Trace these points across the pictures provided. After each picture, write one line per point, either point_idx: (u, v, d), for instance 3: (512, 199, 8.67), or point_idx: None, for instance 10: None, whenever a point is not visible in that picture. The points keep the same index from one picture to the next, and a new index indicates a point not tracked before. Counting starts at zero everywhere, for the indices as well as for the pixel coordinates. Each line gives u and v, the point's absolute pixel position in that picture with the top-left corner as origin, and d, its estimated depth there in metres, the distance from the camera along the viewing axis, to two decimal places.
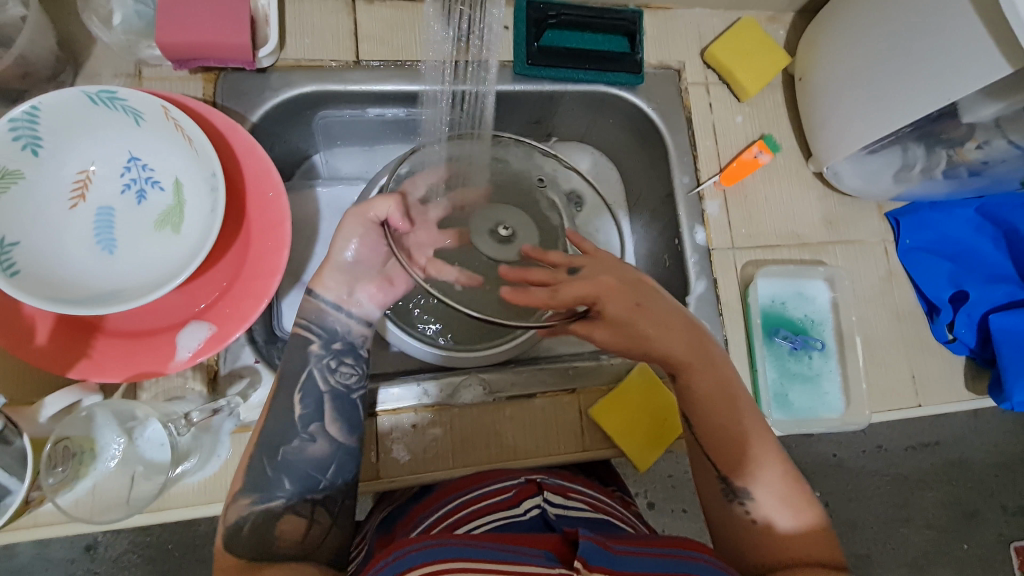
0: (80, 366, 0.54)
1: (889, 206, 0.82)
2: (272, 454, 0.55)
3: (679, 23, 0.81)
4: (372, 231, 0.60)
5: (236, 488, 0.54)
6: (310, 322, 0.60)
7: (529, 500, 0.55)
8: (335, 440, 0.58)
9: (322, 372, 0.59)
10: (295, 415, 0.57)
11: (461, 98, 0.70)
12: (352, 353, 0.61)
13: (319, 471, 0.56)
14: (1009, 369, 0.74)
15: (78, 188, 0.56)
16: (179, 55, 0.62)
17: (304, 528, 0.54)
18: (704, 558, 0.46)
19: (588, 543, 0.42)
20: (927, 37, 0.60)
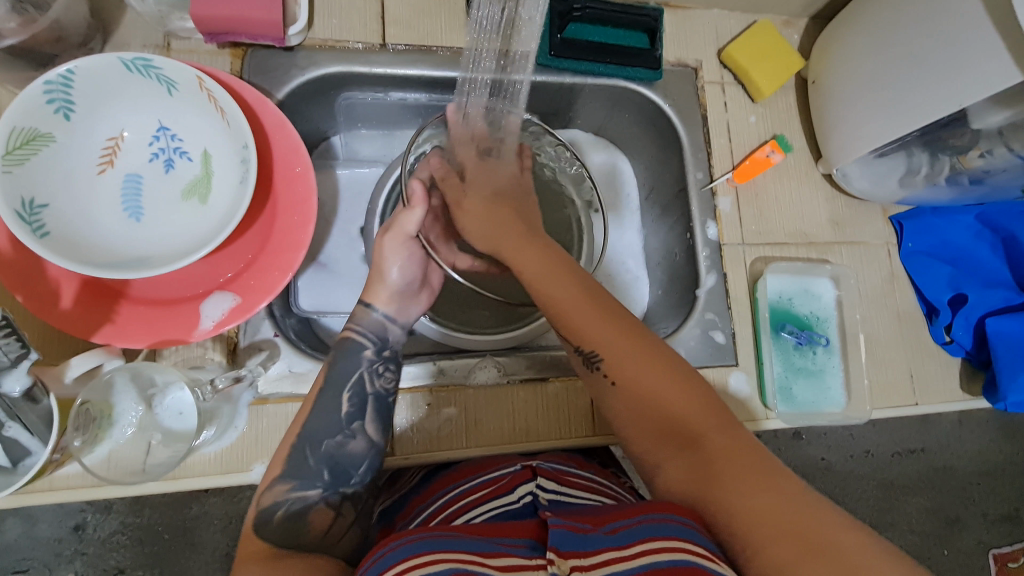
0: (104, 331, 0.54)
1: (893, 210, 0.85)
2: (315, 446, 0.56)
3: (697, 22, 0.82)
4: (411, 243, 0.63)
5: (275, 473, 0.54)
6: (362, 328, 0.62)
7: (523, 486, 0.54)
8: (374, 442, 0.59)
9: (370, 376, 0.60)
10: (342, 412, 0.58)
11: (500, 86, 0.70)
12: (395, 360, 0.63)
13: (352, 466, 0.57)
14: (1005, 370, 0.77)
15: (107, 154, 0.56)
16: (210, 28, 0.62)
17: (331, 520, 0.54)
18: (679, 518, 0.46)
19: (559, 531, 0.42)
20: (942, 45, 0.62)
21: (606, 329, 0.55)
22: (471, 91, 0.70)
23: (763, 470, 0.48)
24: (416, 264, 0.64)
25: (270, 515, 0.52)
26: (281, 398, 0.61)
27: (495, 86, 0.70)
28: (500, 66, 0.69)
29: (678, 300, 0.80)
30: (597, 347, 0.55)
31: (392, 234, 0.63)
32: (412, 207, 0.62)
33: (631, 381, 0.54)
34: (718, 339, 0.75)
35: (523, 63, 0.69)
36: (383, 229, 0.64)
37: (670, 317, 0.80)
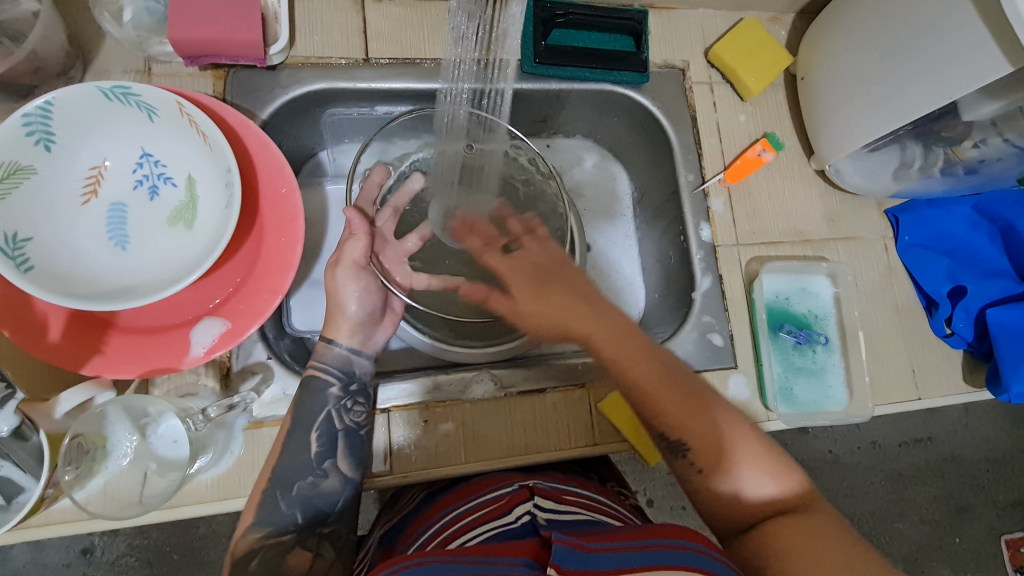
0: (94, 362, 0.54)
1: (888, 204, 0.84)
2: (286, 489, 0.56)
3: (683, 22, 0.82)
4: (365, 271, 0.62)
5: (248, 522, 0.54)
6: (327, 364, 0.60)
7: (520, 507, 0.53)
8: (349, 478, 0.58)
9: (339, 412, 0.59)
10: (312, 453, 0.57)
11: (481, 94, 0.72)
12: (363, 392, 0.62)
13: (328, 505, 0.57)
14: (1007, 362, 0.76)
15: (90, 184, 0.56)
16: (190, 51, 0.62)
17: (309, 562, 0.54)
18: (690, 546, 0.45)
19: (561, 547, 0.42)
20: (931, 40, 0.61)
21: (679, 405, 0.56)
22: (454, 101, 0.72)
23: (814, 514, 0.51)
24: (371, 291, 0.63)
25: (243, 567, 0.52)
26: (276, 421, 0.61)
27: (474, 95, 0.72)
28: (483, 77, 0.71)
29: (674, 304, 0.79)
30: (675, 426, 0.55)
31: (340, 268, 0.62)
32: (353, 235, 0.62)
33: (709, 457, 0.54)
34: (716, 342, 0.74)
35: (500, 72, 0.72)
36: (331, 262, 0.62)
37: (665, 322, 0.79)
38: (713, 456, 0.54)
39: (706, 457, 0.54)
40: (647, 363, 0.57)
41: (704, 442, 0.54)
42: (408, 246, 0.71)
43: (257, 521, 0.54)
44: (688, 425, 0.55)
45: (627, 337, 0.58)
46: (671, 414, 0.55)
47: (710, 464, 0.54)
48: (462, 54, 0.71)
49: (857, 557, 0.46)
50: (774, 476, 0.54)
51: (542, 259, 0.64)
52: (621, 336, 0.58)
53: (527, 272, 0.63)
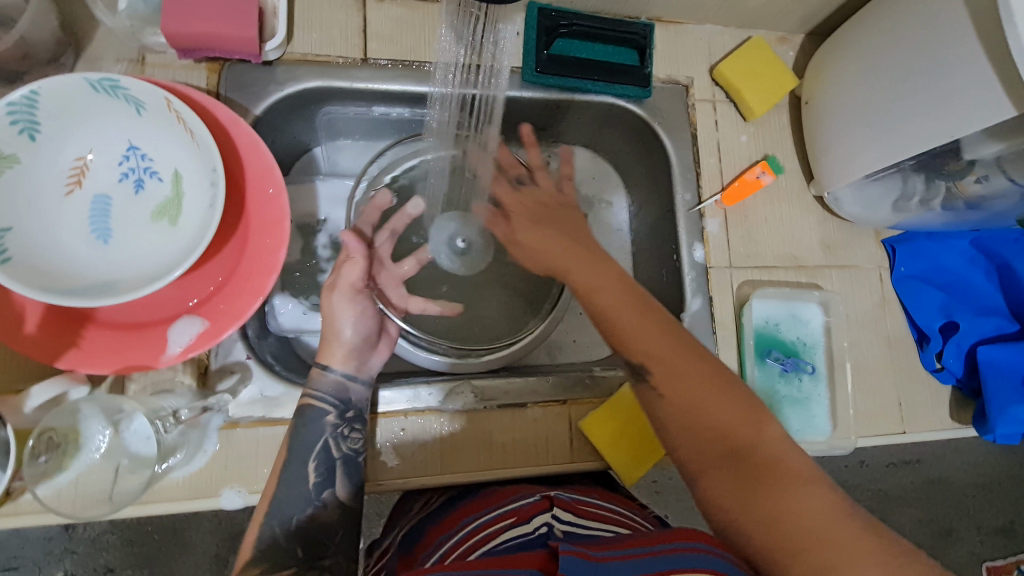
0: (69, 356, 0.53)
1: (885, 233, 0.83)
2: (285, 521, 0.55)
3: (689, 38, 0.81)
4: (361, 295, 0.64)
5: (245, 559, 0.53)
6: (322, 392, 0.61)
7: (540, 517, 0.54)
8: (348, 506, 0.58)
9: (336, 440, 0.59)
10: (309, 483, 0.57)
11: (470, 102, 0.71)
12: (360, 419, 0.62)
13: (326, 537, 0.56)
14: (994, 401, 0.75)
15: (75, 176, 0.55)
16: (183, 44, 0.61)
17: None
18: (699, 547, 0.46)
19: (570, 557, 0.42)
20: (935, 76, 0.60)
21: (646, 330, 0.56)
22: (444, 108, 0.71)
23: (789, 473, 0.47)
24: (367, 314, 0.64)
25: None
26: (252, 422, 0.61)
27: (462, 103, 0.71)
28: (470, 80, 0.69)
29: None
30: (637, 351, 0.55)
31: (337, 293, 0.63)
32: (352, 260, 0.64)
33: (671, 386, 0.53)
34: None
35: (492, 79, 0.70)
36: (326, 288, 0.64)
37: None
38: (668, 375, 0.54)
39: (668, 382, 0.53)
40: (631, 306, 0.58)
41: (662, 367, 0.54)
42: (404, 270, 0.75)
43: (249, 563, 0.52)
44: (650, 349, 0.55)
45: (596, 262, 0.63)
46: (635, 341, 0.55)
47: (672, 395, 0.53)
48: (451, 58, 0.68)
49: (832, 536, 0.44)
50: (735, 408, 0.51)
51: (546, 198, 0.72)
52: (591, 262, 0.63)
53: (529, 211, 0.71)
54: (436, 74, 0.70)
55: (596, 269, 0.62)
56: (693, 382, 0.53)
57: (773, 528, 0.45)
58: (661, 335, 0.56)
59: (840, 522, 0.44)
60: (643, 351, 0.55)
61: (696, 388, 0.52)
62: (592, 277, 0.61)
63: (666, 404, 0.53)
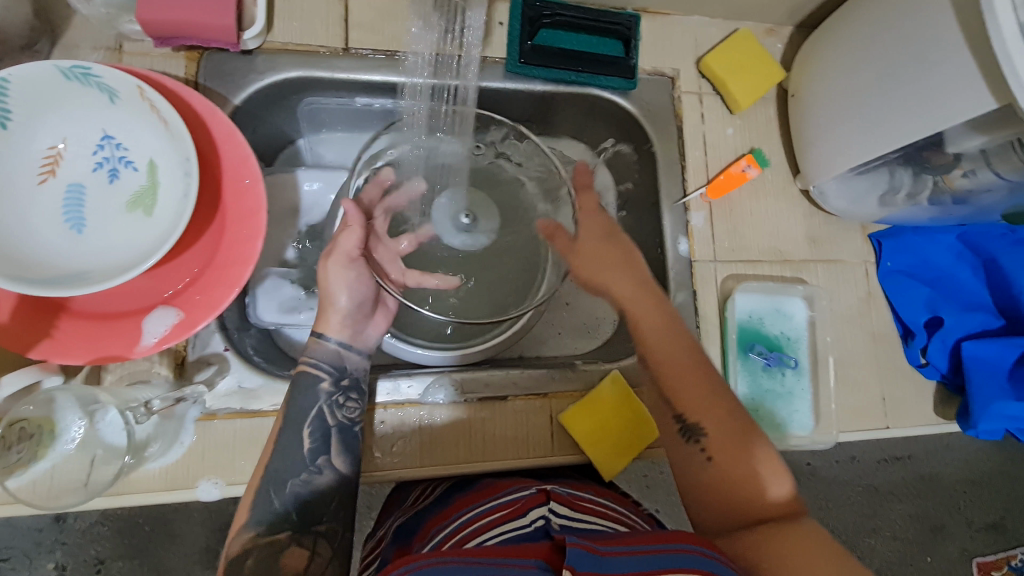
0: (41, 346, 0.53)
1: (872, 228, 0.82)
2: (280, 487, 0.55)
3: (675, 29, 0.80)
4: (356, 264, 0.62)
5: (241, 520, 0.53)
6: (317, 359, 0.60)
7: (535, 511, 0.53)
8: (344, 473, 0.58)
9: (331, 408, 0.59)
10: (304, 449, 0.57)
11: (442, 91, 0.70)
12: (356, 388, 0.62)
13: (322, 505, 0.56)
14: (977, 398, 0.75)
15: (48, 164, 0.55)
16: (160, 31, 0.61)
17: (306, 561, 0.53)
18: (694, 549, 0.45)
19: (576, 550, 0.42)
20: (918, 67, 0.60)
21: (705, 394, 0.57)
22: (416, 99, 0.70)
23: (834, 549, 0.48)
24: (364, 281, 0.62)
25: (239, 566, 0.51)
26: (229, 414, 0.60)
27: (436, 91, 0.70)
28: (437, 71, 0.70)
29: None
30: (699, 413, 0.56)
31: (334, 260, 0.61)
32: (348, 228, 0.61)
33: (724, 454, 0.54)
34: None
35: (461, 67, 0.70)
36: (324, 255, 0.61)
37: None
38: (723, 440, 0.55)
39: (721, 450, 0.55)
40: (692, 363, 0.59)
41: (717, 437, 0.55)
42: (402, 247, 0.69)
43: (246, 524, 0.53)
44: (708, 413, 0.56)
45: (661, 314, 0.62)
46: (694, 403, 0.57)
47: (722, 464, 0.54)
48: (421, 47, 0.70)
49: None
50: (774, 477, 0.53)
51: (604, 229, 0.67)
52: (649, 303, 0.62)
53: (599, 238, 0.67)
54: (409, 62, 0.70)
55: (653, 312, 0.62)
56: (741, 455, 0.54)
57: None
58: (714, 401, 0.57)
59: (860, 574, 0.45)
60: (703, 414, 0.56)
61: (745, 460, 0.54)
62: (655, 315, 0.62)
63: (708, 470, 0.54)
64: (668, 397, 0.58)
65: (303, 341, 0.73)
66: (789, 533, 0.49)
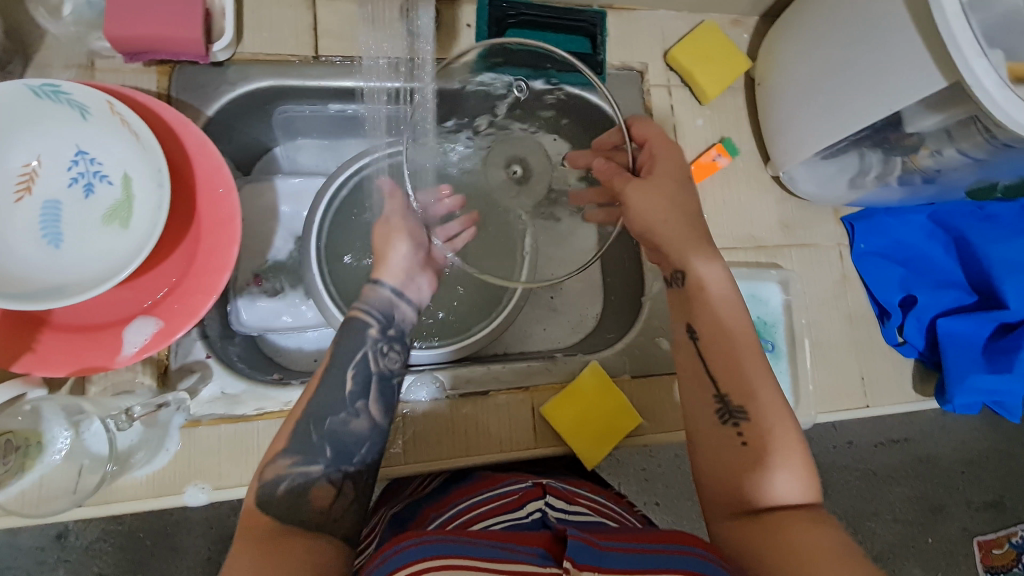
0: (24, 359, 0.54)
1: (845, 211, 0.83)
2: (319, 423, 0.54)
3: (642, 24, 0.81)
4: (410, 219, 0.64)
5: (278, 446, 0.52)
6: (370, 306, 0.60)
7: (533, 503, 0.53)
8: (378, 423, 0.57)
9: (375, 355, 0.58)
10: (346, 391, 0.55)
11: (399, 94, 0.70)
12: (400, 340, 0.61)
13: (354, 445, 0.54)
14: (953, 371, 0.76)
15: (24, 181, 0.56)
16: (129, 47, 0.62)
17: (333, 498, 0.52)
18: (696, 551, 0.45)
19: (575, 542, 0.43)
20: (872, 49, 0.61)
21: (752, 378, 0.54)
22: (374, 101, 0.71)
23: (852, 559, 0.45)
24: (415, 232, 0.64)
25: (270, 493, 0.50)
26: (213, 420, 0.61)
27: (394, 94, 0.70)
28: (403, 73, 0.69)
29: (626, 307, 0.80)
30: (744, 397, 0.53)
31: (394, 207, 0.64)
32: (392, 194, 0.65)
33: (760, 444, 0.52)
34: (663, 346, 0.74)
35: (419, 71, 0.69)
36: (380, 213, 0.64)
37: (615, 326, 0.80)
38: (762, 428, 0.52)
39: (757, 440, 0.52)
40: (741, 344, 0.56)
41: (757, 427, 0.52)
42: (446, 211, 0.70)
43: (281, 451, 0.52)
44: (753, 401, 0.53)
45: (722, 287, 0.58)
46: (739, 385, 0.54)
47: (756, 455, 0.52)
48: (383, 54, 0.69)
49: None
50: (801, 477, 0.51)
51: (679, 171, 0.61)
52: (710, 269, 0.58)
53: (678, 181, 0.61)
54: (366, 67, 0.70)
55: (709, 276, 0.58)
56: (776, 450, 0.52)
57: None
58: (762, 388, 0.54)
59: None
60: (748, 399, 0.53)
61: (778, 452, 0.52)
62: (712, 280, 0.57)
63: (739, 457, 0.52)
64: (715, 375, 0.55)
65: (285, 345, 0.74)
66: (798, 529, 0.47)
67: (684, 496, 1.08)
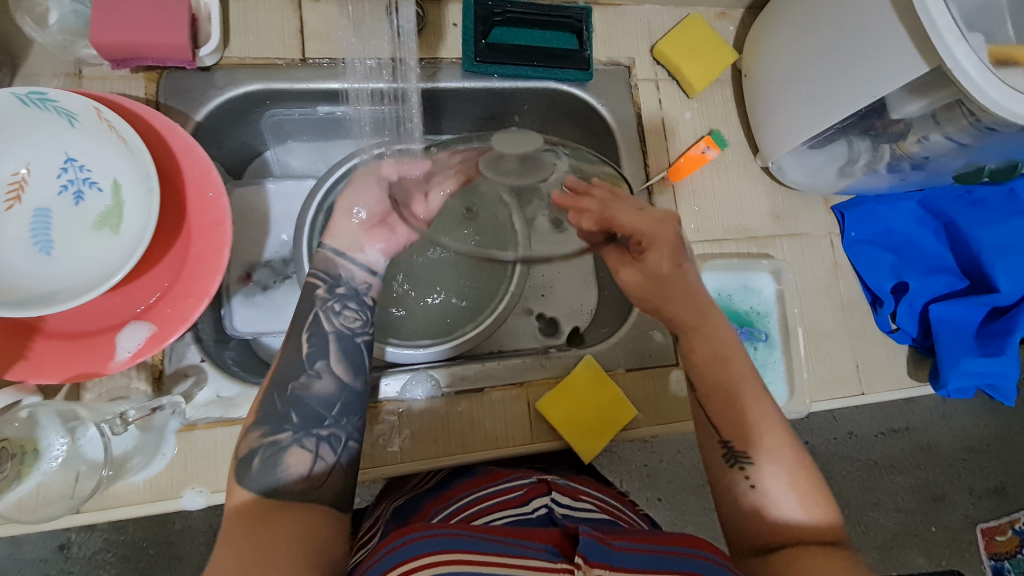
0: (19, 367, 0.54)
1: (835, 200, 0.84)
2: (281, 389, 0.56)
3: (628, 19, 0.82)
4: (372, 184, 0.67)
5: (250, 421, 0.55)
6: (317, 268, 0.63)
7: (539, 499, 0.54)
8: (344, 381, 0.59)
9: (327, 315, 0.61)
10: (302, 353, 0.58)
11: (382, 94, 0.71)
12: (354, 298, 0.63)
13: (325, 407, 0.56)
14: (946, 357, 0.76)
15: (14, 190, 0.56)
16: (116, 54, 0.62)
17: (310, 461, 0.53)
18: (710, 556, 0.45)
19: (587, 540, 0.43)
20: (854, 34, 0.61)
21: (750, 419, 0.56)
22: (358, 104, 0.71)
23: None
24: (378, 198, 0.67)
25: (247, 465, 0.52)
26: (209, 423, 0.61)
27: (377, 95, 0.70)
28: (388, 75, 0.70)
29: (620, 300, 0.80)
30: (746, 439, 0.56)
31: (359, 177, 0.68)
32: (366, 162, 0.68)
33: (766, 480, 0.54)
34: (657, 338, 0.75)
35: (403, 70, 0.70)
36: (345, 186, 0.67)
37: (607, 321, 0.80)
38: (766, 463, 0.54)
39: (764, 475, 0.54)
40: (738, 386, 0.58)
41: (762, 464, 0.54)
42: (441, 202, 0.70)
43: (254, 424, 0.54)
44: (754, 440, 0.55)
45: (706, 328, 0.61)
46: (740, 428, 0.56)
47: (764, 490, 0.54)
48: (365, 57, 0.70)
49: None
50: (803, 500, 0.53)
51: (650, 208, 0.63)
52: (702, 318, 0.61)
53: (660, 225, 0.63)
54: (349, 69, 0.70)
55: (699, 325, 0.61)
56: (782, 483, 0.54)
57: None
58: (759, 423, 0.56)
59: None
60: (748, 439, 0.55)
61: (791, 488, 0.53)
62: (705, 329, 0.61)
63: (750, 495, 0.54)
64: (715, 423, 0.57)
65: (281, 348, 0.75)
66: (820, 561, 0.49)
67: (686, 490, 1.08)
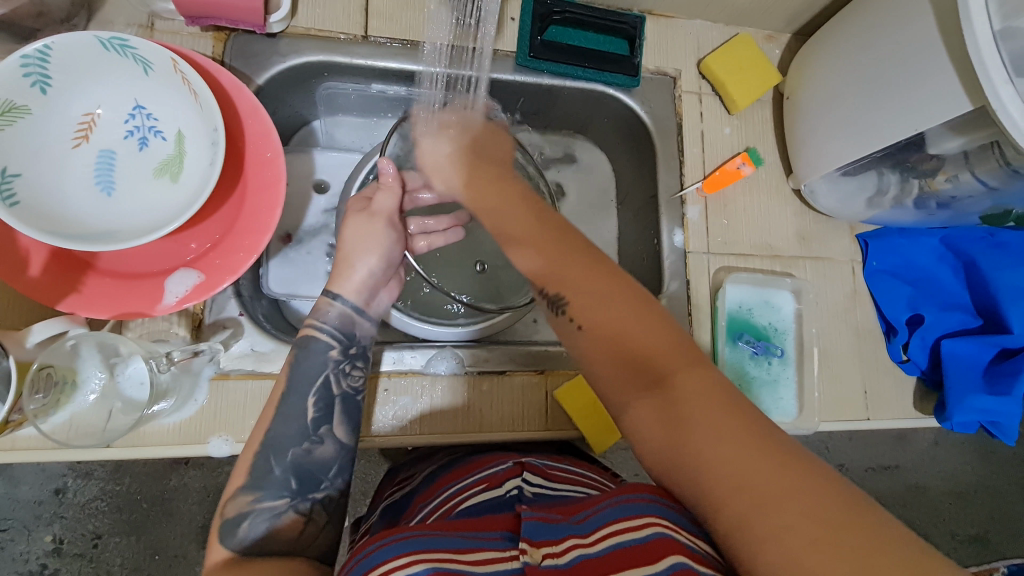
0: (70, 299, 0.56)
1: (861, 228, 0.86)
2: (280, 453, 0.54)
3: (679, 31, 0.84)
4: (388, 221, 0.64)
5: (236, 485, 0.52)
6: (325, 323, 0.59)
7: (511, 481, 0.53)
8: (345, 444, 0.57)
9: (337, 376, 0.58)
10: (308, 418, 0.56)
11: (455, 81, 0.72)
12: (362, 357, 0.61)
13: (320, 471, 0.55)
14: (953, 392, 0.79)
15: (82, 129, 0.58)
16: (191, 10, 0.64)
17: (301, 525, 0.52)
18: (647, 494, 0.45)
19: (530, 523, 0.43)
20: (904, 69, 0.63)
21: (572, 268, 0.53)
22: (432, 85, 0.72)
23: (721, 402, 0.44)
24: (396, 244, 0.64)
25: (233, 528, 0.51)
26: (242, 375, 0.64)
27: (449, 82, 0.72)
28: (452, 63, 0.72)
29: None
30: (563, 288, 0.53)
31: (375, 219, 0.63)
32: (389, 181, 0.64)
33: (598, 320, 0.50)
34: None
35: (478, 58, 0.71)
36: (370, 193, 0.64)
37: None
38: (591, 303, 0.51)
39: (594, 317, 0.51)
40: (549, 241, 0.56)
41: (589, 306, 0.51)
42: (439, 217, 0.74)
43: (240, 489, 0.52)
44: (581, 287, 0.52)
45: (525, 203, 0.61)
46: (558, 277, 0.53)
47: (596, 327, 0.50)
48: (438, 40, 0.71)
49: (746, 450, 0.41)
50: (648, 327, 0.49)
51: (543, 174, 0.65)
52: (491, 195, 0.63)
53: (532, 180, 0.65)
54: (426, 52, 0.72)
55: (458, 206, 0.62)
56: (622, 324, 0.50)
57: (688, 448, 0.43)
58: (576, 261, 0.54)
59: (741, 435, 0.42)
60: (564, 284, 0.53)
61: (632, 318, 0.50)
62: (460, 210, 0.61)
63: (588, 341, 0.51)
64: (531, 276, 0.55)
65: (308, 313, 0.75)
66: (682, 385, 0.46)
67: None
